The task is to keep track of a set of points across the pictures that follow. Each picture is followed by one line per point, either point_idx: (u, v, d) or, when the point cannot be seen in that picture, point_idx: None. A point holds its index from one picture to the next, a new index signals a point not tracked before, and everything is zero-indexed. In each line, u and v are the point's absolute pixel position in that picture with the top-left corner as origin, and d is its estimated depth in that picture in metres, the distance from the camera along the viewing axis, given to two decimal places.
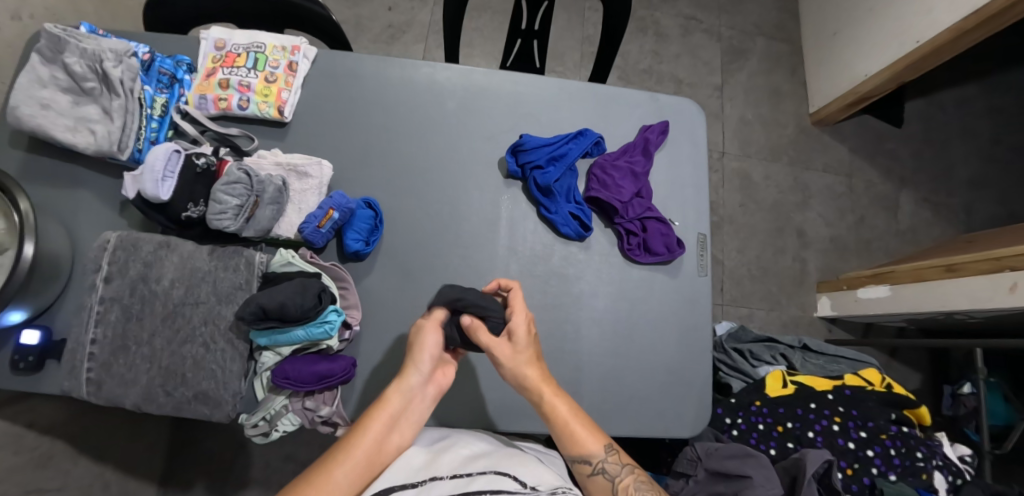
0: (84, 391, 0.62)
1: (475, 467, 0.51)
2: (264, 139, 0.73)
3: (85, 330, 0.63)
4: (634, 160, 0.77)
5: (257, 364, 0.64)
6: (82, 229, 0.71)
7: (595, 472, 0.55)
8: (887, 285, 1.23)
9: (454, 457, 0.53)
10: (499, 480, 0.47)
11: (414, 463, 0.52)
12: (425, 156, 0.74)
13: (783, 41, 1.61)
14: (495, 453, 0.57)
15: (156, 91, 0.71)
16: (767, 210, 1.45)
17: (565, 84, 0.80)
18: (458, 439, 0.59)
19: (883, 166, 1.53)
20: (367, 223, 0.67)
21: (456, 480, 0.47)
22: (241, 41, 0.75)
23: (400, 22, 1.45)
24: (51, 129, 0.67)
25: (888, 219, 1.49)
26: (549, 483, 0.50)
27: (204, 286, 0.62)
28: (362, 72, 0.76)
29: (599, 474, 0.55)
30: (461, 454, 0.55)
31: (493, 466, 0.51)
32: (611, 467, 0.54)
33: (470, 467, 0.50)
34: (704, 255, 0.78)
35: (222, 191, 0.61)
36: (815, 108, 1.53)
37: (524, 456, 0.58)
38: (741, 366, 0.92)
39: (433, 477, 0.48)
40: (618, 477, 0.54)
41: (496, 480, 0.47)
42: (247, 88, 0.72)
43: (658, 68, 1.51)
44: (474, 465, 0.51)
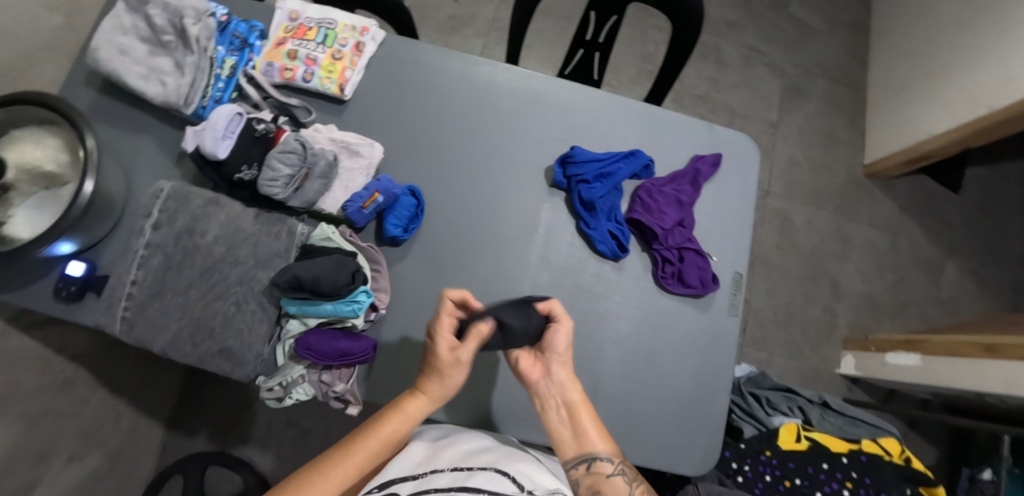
0: (117, 328, 0.64)
1: (473, 463, 0.51)
2: (321, 113, 0.75)
3: (128, 270, 0.65)
4: (681, 189, 0.75)
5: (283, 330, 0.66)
6: (138, 174, 0.74)
7: (613, 473, 0.56)
8: (918, 354, 1.19)
9: (454, 454, 0.54)
10: (499, 479, 0.47)
11: (414, 458, 0.53)
12: (473, 153, 0.74)
13: (847, 86, 1.57)
14: (495, 450, 0.57)
15: (227, 53, 0.74)
16: (803, 256, 1.41)
17: (622, 102, 0.79)
18: (460, 436, 0.60)
19: (933, 229, 1.47)
20: (408, 210, 0.68)
21: (455, 473, 0.48)
22: (314, 14, 0.77)
23: (463, 14, 1.47)
24: (125, 75, 0.70)
25: (929, 284, 1.43)
26: (544, 488, 0.50)
27: (245, 248, 0.64)
28: (426, 61, 0.77)
29: (616, 475, 0.56)
30: (461, 449, 0.56)
31: (493, 463, 0.51)
32: (626, 469, 0.57)
33: (468, 463, 0.51)
34: (737, 295, 0.76)
35: (277, 158, 0.62)
36: (871, 160, 1.49)
37: (525, 457, 0.58)
38: (755, 413, 0.87)
39: (433, 471, 0.50)
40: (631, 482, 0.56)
41: (494, 478, 0.47)
42: (313, 61, 0.74)
43: (713, 96, 1.49)
44: (474, 462, 0.52)
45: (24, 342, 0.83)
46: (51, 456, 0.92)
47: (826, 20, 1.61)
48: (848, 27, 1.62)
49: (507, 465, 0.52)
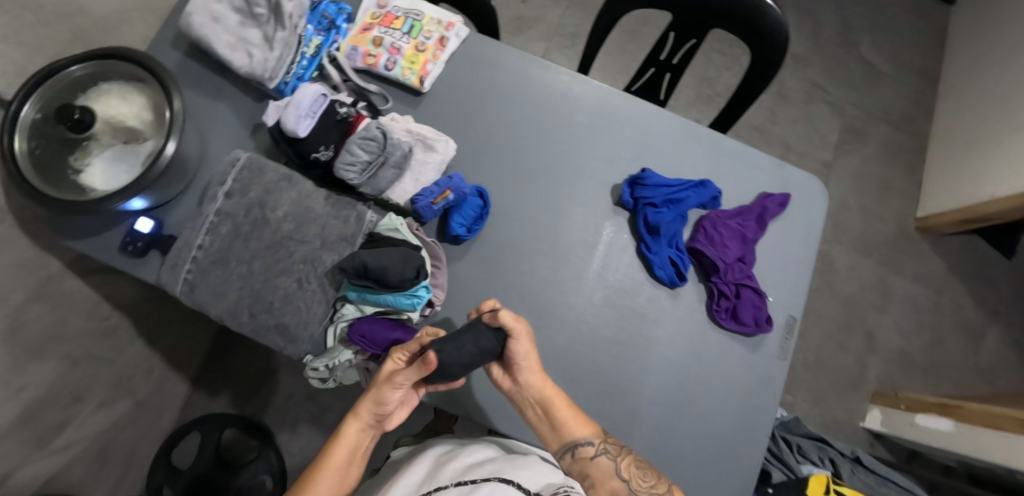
0: (178, 289, 0.65)
1: (478, 473, 0.54)
2: (397, 103, 0.75)
3: (196, 234, 0.66)
4: (746, 224, 0.74)
5: (336, 313, 0.66)
6: (213, 139, 0.75)
7: (596, 455, 0.60)
8: (951, 419, 1.15)
9: (457, 468, 0.57)
10: (502, 487, 0.49)
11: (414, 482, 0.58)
12: (543, 161, 0.74)
13: (908, 135, 1.53)
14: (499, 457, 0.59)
15: (314, 32, 0.74)
16: (840, 303, 1.39)
17: (696, 129, 0.78)
18: (465, 448, 0.63)
19: (979, 292, 1.43)
20: (474, 211, 0.69)
21: (460, 487, 0.51)
22: (403, 4, 0.77)
23: (529, 16, 1.47)
24: (215, 42, 0.72)
25: (967, 349, 1.39)
26: (551, 485, 0.54)
27: (313, 228, 0.65)
28: (506, 63, 0.77)
29: (601, 455, 0.60)
30: (465, 462, 0.59)
31: (496, 472, 0.54)
32: (609, 448, 0.61)
33: (471, 475, 0.53)
34: (788, 339, 0.75)
35: (357, 144, 0.62)
36: (924, 213, 1.45)
37: (530, 458, 0.60)
38: (785, 458, 0.87)
39: (438, 487, 0.53)
40: (616, 459, 0.60)
41: (499, 487, 0.49)
42: (397, 51, 0.74)
43: (769, 129, 1.47)
44: (476, 473, 0.54)
45: (77, 286, 0.85)
46: (85, 398, 0.95)
47: (894, 65, 1.58)
48: (917, 75, 1.58)
49: (509, 471, 0.54)
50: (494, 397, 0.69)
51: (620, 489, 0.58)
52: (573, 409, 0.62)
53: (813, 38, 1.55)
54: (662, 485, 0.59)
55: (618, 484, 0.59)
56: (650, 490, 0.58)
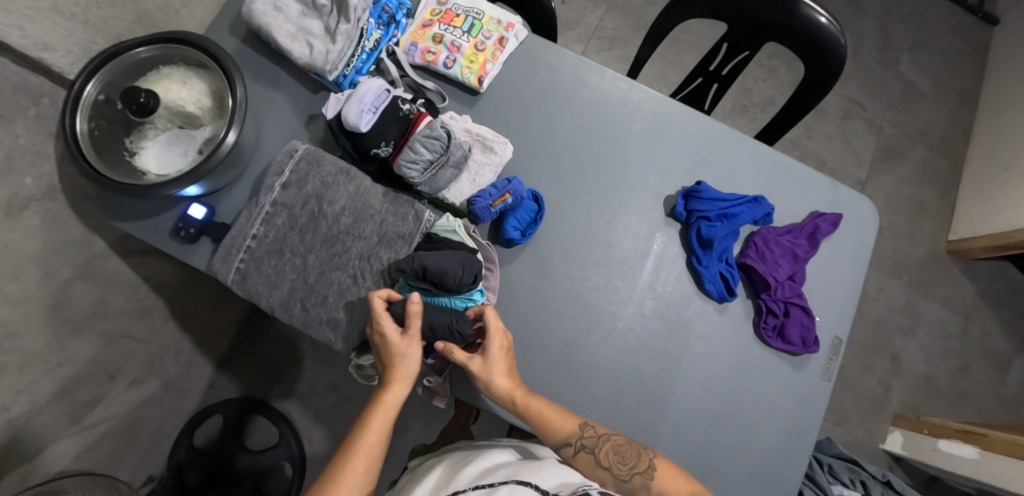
0: (230, 278, 0.67)
1: (495, 477, 0.58)
2: (454, 102, 0.75)
3: (251, 224, 0.67)
4: (797, 242, 0.74)
5: None
6: (268, 129, 0.75)
7: (576, 452, 0.61)
8: (975, 447, 1.14)
9: (475, 473, 0.62)
10: (518, 490, 0.53)
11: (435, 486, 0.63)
12: (597, 169, 0.74)
13: (944, 157, 1.51)
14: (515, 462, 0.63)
15: (374, 26, 0.74)
16: (867, 323, 1.38)
17: (752, 143, 0.78)
18: (482, 454, 0.67)
19: (1008, 321, 1.41)
20: (529, 215, 0.68)
21: (477, 491, 0.56)
22: (463, 2, 0.77)
23: (569, 17, 1.46)
24: (274, 31, 0.71)
25: (993, 377, 1.38)
26: (571, 484, 0.56)
27: (371, 224, 0.64)
28: (564, 67, 0.76)
29: (581, 451, 0.61)
30: (482, 467, 0.63)
31: (512, 475, 0.57)
32: (589, 441, 0.61)
33: (488, 479, 0.58)
34: (833, 361, 0.74)
35: (421, 142, 0.62)
36: (957, 237, 1.43)
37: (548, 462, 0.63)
38: (816, 478, 0.87)
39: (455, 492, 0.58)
40: (597, 449, 0.61)
41: (516, 488, 0.54)
42: (456, 49, 0.74)
43: (804, 143, 1.46)
44: (494, 477, 0.59)
45: (118, 266, 0.86)
46: (119, 376, 0.95)
47: (934, 85, 1.56)
48: (956, 96, 1.56)
49: (525, 474, 0.57)
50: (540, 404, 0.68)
51: (607, 476, 0.61)
52: (548, 407, 0.62)
53: (853, 53, 1.53)
54: (644, 464, 0.60)
55: (604, 472, 0.61)
56: (633, 472, 0.60)
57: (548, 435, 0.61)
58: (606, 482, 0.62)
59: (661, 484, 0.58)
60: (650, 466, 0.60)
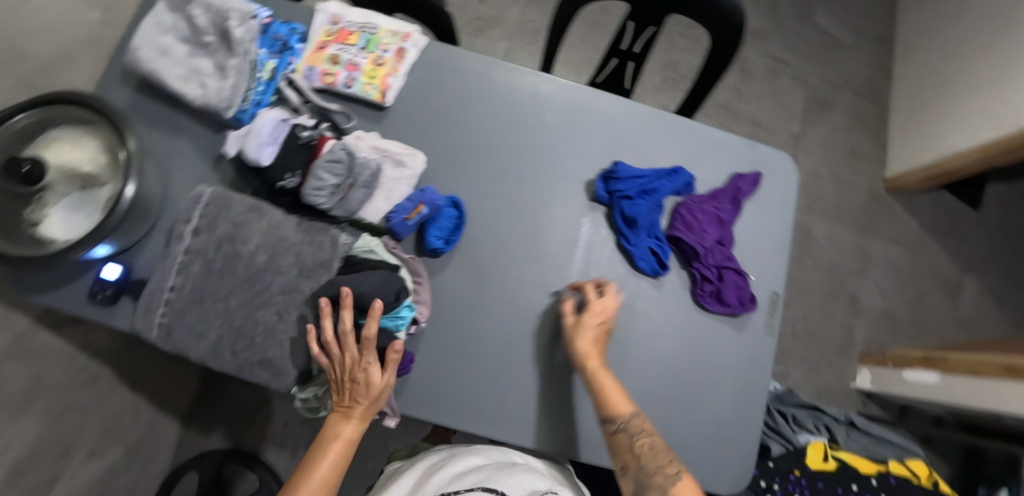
0: (154, 335, 0.65)
1: (462, 484, 0.59)
2: (361, 120, 0.74)
3: (167, 276, 0.65)
4: (721, 207, 0.74)
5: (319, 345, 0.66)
6: (175, 175, 0.73)
7: (617, 431, 0.61)
8: (936, 372, 1.20)
9: (445, 477, 0.63)
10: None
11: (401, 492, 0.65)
12: (516, 165, 0.74)
13: (871, 101, 1.56)
14: (487, 465, 0.65)
15: (268, 55, 0.72)
16: (822, 270, 1.42)
17: (665, 116, 0.78)
18: (456, 455, 0.69)
19: (953, 247, 1.47)
20: (451, 222, 0.68)
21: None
22: (356, 19, 0.76)
23: (490, 16, 1.46)
24: (166, 75, 0.70)
25: (948, 302, 1.43)
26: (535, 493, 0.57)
27: (288, 257, 0.63)
28: (468, 69, 0.76)
29: (621, 432, 0.61)
30: (453, 470, 0.64)
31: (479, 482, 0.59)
32: (633, 427, 0.61)
33: (456, 486, 0.59)
34: (773, 316, 0.76)
35: (323, 168, 0.61)
36: (892, 174, 1.49)
37: (517, 465, 0.65)
38: (783, 431, 0.88)
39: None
40: (636, 437, 0.60)
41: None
42: (355, 67, 0.73)
43: (737, 106, 1.49)
44: (463, 482, 0.60)
45: (49, 340, 0.82)
46: (72, 451, 0.92)
47: (851, 33, 1.61)
48: (874, 41, 1.62)
49: (495, 479, 0.59)
50: (493, 408, 0.68)
51: (632, 464, 0.60)
52: (614, 386, 0.63)
53: (770, 13, 1.57)
54: (672, 467, 0.59)
55: (631, 458, 0.60)
56: (658, 469, 0.59)
57: (602, 406, 0.62)
58: (628, 469, 0.60)
59: (683, 492, 0.56)
60: (677, 473, 0.58)
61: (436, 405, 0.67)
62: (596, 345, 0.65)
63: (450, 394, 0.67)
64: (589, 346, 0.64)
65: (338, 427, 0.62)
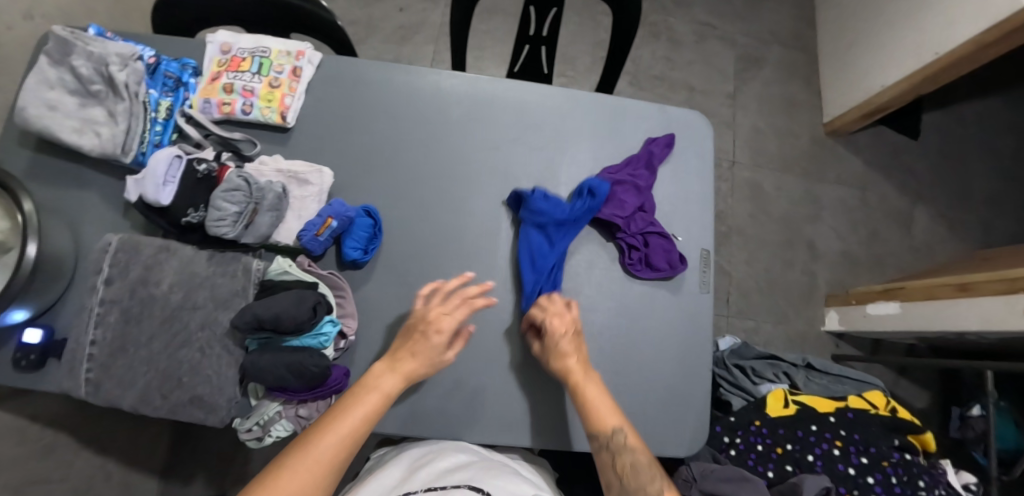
0: (83, 391, 0.63)
1: (448, 479, 0.53)
2: (266, 144, 0.74)
3: (86, 330, 0.63)
4: (637, 174, 0.75)
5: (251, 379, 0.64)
6: (85, 228, 0.72)
7: (602, 448, 0.58)
8: (897, 301, 1.21)
9: (429, 473, 0.56)
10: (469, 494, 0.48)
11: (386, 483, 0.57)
12: (428, 165, 0.74)
13: (799, 50, 1.59)
14: (475, 465, 0.58)
15: (161, 94, 0.72)
16: (776, 222, 1.44)
17: (572, 93, 0.78)
18: (441, 453, 0.62)
19: (899, 180, 1.50)
20: (367, 231, 0.68)
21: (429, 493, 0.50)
22: (247, 44, 0.75)
23: (411, 23, 1.46)
24: (58, 130, 0.67)
25: (901, 234, 1.46)
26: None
27: (202, 292, 0.63)
28: (367, 77, 0.76)
29: (605, 451, 0.58)
30: (438, 466, 0.57)
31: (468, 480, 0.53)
32: (618, 444, 0.57)
33: (443, 480, 0.53)
34: (707, 272, 0.76)
35: (221, 197, 0.61)
36: (830, 118, 1.51)
37: (507, 471, 0.59)
38: (742, 384, 0.90)
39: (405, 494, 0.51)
40: (620, 457, 0.56)
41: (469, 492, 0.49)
42: (250, 93, 0.72)
43: (670, 75, 1.51)
44: (450, 478, 0.54)
45: None
46: None
47: None
48: None
49: (482, 480, 0.53)
50: (437, 408, 0.68)
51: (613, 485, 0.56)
52: (599, 398, 0.60)
53: None
54: (655, 484, 0.54)
55: (613, 479, 0.56)
56: (642, 486, 0.54)
57: (587, 420, 0.59)
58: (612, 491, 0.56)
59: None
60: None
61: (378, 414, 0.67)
62: (580, 359, 0.63)
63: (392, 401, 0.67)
64: (564, 356, 0.63)
65: (381, 378, 0.57)
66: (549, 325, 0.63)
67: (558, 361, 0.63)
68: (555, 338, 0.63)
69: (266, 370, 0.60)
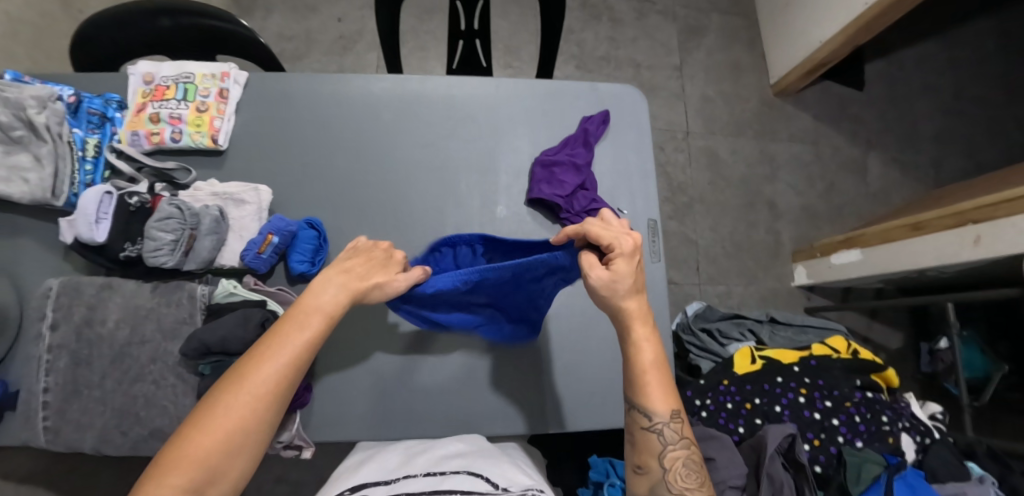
0: (43, 439, 0.62)
1: (447, 466, 0.56)
2: (201, 170, 0.73)
3: (37, 379, 0.62)
4: (575, 153, 0.76)
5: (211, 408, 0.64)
6: (26, 276, 0.70)
7: (650, 426, 0.52)
8: (857, 248, 1.24)
9: (428, 459, 0.59)
10: (470, 480, 0.52)
11: (388, 465, 0.58)
12: (367, 170, 0.74)
13: (739, 16, 1.61)
14: (472, 452, 0.61)
15: (87, 133, 0.71)
16: (736, 186, 1.46)
17: (502, 82, 0.79)
18: (436, 442, 0.64)
19: (848, 130, 1.54)
20: (311, 243, 0.68)
21: (428, 478, 0.53)
22: (170, 72, 0.75)
23: (351, 32, 1.46)
24: None
25: (857, 183, 1.51)
26: (520, 485, 0.54)
27: (149, 324, 0.62)
28: (296, 90, 0.76)
29: (655, 431, 0.52)
30: (437, 453, 0.60)
31: (467, 465, 0.56)
32: (671, 432, 0.51)
33: (443, 467, 0.55)
34: (656, 241, 0.78)
35: (156, 227, 0.62)
36: (776, 79, 1.54)
37: (500, 456, 0.62)
38: (710, 346, 0.92)
39: (406, 476, 0.54)
40: (671, 445, 0.51)
41: (468, 479, 0.52)
42: (178, 119, 0.72)
43: (615, 54, 1.52)
44: (448, 465, 0.56)
45: None
46: None
47: None
48: None
49: (482, 466, 0.57)
50: (402, 410, 0.68)
51: (654, 466, 0.51)
52: (655, 363, 0.53)
53: None
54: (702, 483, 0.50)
55: (655, 461, 0.51)
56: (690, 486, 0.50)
57: (637, 397, 0.52)
58: (646, 469, 0.52)
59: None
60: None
61: (346, 423, 0.67)
62: (642, 306, 0.53)
63: (355, 409, 0.68)
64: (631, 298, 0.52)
65: (320, 300, 0.52)
66: (620, 262, 0.50)
67: (621, 301, 0.52)
68: (625, 279, 0.51)
69: None
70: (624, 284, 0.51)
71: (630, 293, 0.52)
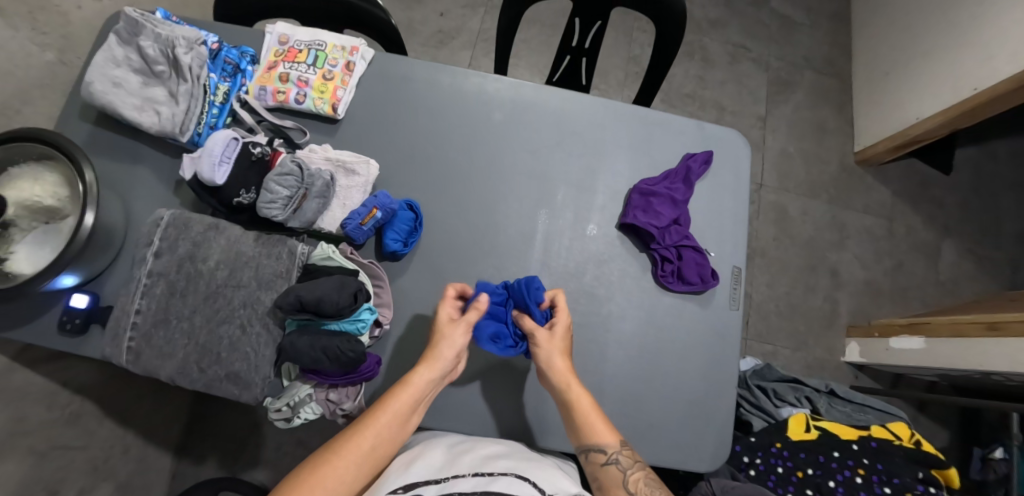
0: (124, 359, 0.63)
1: (494, 468, 0.56)
2: (315, 134, 0.77)
3: (132, 299, 0.64)
4: (674, 187, 0.76)
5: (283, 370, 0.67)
6: (137, 203, 0.74)
7: (608, 462, 0.59)
8: (921, 336, 1.19)
9: (473, 459, 0.58)
10: (517, 483, 0.52)
11: (434, 462, 0.58)
12: (469, 164, 0.76)
13: (832, 77, 1.59)
14: (516, 455, 0.61)
15: (219, 79, 0.75)
16: (801, 246, 1.43)
17: (612, 104, 0.80)
18: (478, 443, 0.64)
19: (927, 212, 1.49)
20: (407, 224, 0.70)
21: (477, 478, 0.53)
22: (304, 37, 0.78)
23: (450, 28, 1.51)
24: (119, 107, 0.69)
25: (927, 266, 1.45)
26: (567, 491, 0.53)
27: (247, 271, 0.65)
28: (416, 77, 0.78)
29: (612, 463, 0.59)
30: (480, 454, 0.60)
31: (512, 468, 0.56)
32: (624, 459, 0.60)
33: (490, 468, 0.55)
34: (737, 289, 0.76)
35: (274, 181, 0.64)
36: (860, 147, 1.51)
37: (545, 462, 0.61)
38: (763, 405, 0.91)
39: (455, 476, 0.54)
40: (628, 471, 0.59)
41: (515, 483, 0.52)
42: (305, 83, 0.75)
43: (701, 94, 1.52)
44: (494, 467, 0.56)
45: (31, 377, 0.79)
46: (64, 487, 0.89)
47: (808, 14, 1.64)
48: (829, 19, 1.65)
49: (525, 470, 0.56)
50: (460, 402, 0.70)
51: None
52: (595, 412, 0.61)
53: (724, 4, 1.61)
54: None
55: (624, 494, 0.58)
56: None
57: (584, 432, 0.61)
58: None
59: None
60: None
61: None
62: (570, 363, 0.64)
63: None
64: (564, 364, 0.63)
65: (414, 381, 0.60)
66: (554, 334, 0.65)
67: (549, 362, 0.62)
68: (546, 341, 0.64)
69: (303, 351, 0.61)
70: (547, 344, 0.63)
71: (560, 354, 0.63)
